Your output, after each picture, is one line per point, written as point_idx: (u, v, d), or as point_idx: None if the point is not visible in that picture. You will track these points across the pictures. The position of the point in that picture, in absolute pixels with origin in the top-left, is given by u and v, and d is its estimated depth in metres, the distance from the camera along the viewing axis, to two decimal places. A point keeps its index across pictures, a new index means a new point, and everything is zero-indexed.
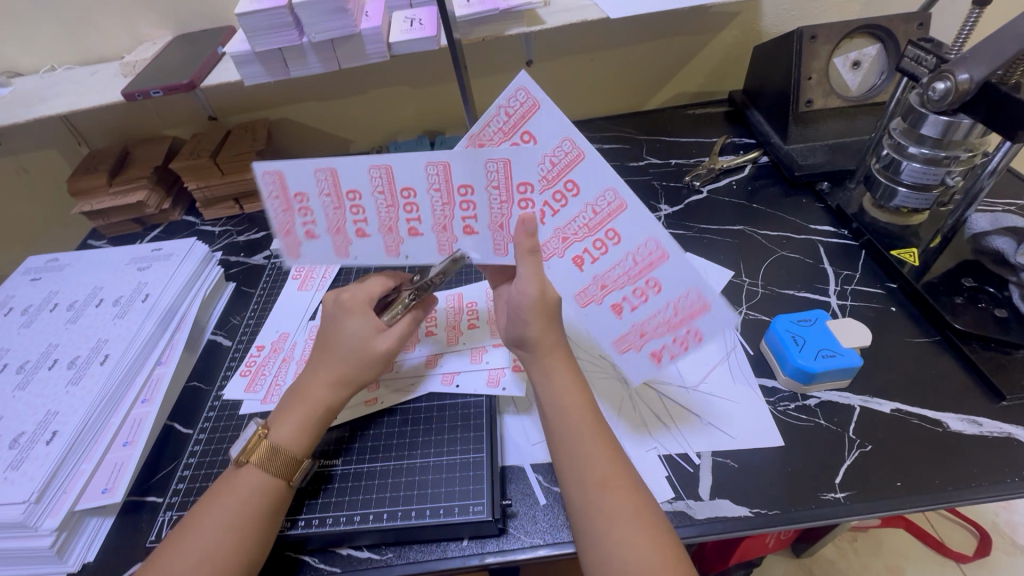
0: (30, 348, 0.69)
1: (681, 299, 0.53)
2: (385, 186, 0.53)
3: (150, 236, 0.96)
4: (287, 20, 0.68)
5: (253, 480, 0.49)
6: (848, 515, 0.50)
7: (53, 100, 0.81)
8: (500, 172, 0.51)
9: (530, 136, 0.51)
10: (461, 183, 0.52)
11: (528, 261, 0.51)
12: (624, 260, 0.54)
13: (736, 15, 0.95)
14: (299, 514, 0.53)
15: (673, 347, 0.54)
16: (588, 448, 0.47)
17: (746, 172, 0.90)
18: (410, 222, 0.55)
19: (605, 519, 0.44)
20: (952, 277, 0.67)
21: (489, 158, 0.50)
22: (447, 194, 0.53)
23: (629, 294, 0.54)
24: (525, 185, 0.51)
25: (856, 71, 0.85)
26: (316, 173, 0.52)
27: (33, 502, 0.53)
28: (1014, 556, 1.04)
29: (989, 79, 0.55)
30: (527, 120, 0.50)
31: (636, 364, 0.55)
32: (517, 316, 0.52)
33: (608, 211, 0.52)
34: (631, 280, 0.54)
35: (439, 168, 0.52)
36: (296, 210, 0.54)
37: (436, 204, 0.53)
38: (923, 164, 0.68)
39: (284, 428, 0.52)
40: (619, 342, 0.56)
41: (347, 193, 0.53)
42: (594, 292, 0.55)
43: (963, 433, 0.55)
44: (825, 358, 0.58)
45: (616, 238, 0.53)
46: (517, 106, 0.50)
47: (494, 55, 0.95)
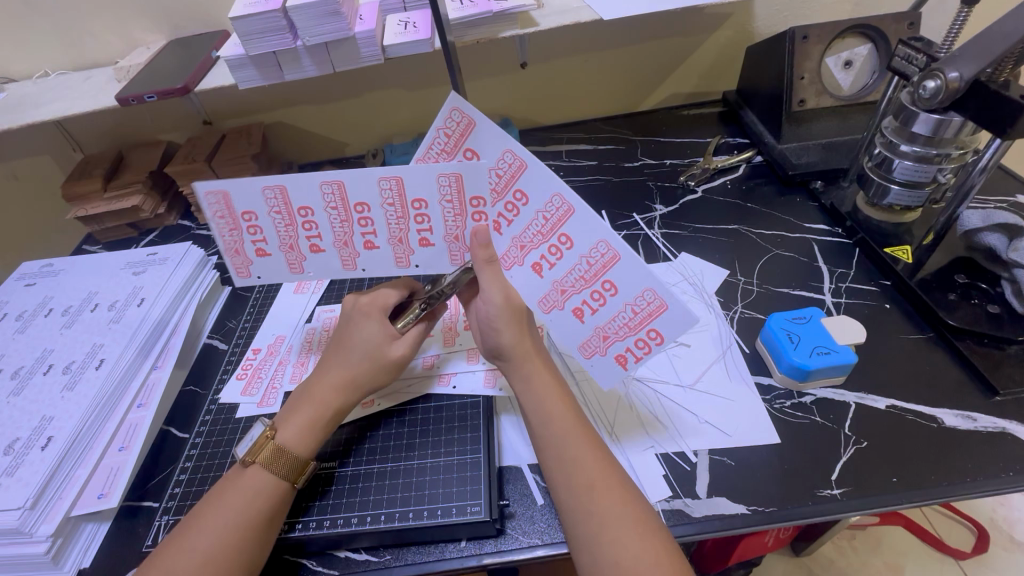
0: (25, 354, 0.69)
1: (637, 300, 0.52)
2: (337, 203, 0.53)
3: (145, 241, 0.96)
4: (281, 24, 0.69)
5: (255, 482, 0.49)
6: (845, 512, 0.51)
7: (48, 105, 0.81)
8: (453, 187, 0.51)
9: (472, 152, 0.52)
10: (415, 198, 0.52)
11: (488, 271, 0.52)
12: (579, 263, 0.52)
13: (728, 16, 0.96)
14: (303, 516, 0.52)
15: (636, 349, 0.54)
16: (577, 451, 0.47)
17: (740, 172, 0.90)
18: (365, 236, 0.55)
19: (596, 521, 0.44)
20: (945, 274, 0.67)
21: (440, 174, 0.50)
22: (401, 208, 0.53)
23: (588, 297, 0.53)
24: (478, 201, 0.52)
25: (847, 70, 0.86)
26: (264, 190, 0.52)
27: (28, 508, 0.53)
28: (1012, 552, 1.04)
29: (978, 78, 0.56)
30: (466, 138, 0.51)
31: (604, 370, 0.56)
32: (488, 325, 0.52)
33: (558, 216, 0.51)
34: (588, 284, 0.53)
35: (392, 183, 0.51)
36: (244, 228, 0.55)
37: (390, 218, 0.54)
38: (914, 162, 0.68)
39: (291, 428, 0.52)
40: (585, 346, 0.56)
41: (299, 210, 0.53)
42: (556, 297, 0.54)
43: (958, 428, 0.55)
44: (821, 355, 0.58)
45: (569, 243, 0.52)
46: (456, 125, 0.51)
47: (488, 58, 0.96)
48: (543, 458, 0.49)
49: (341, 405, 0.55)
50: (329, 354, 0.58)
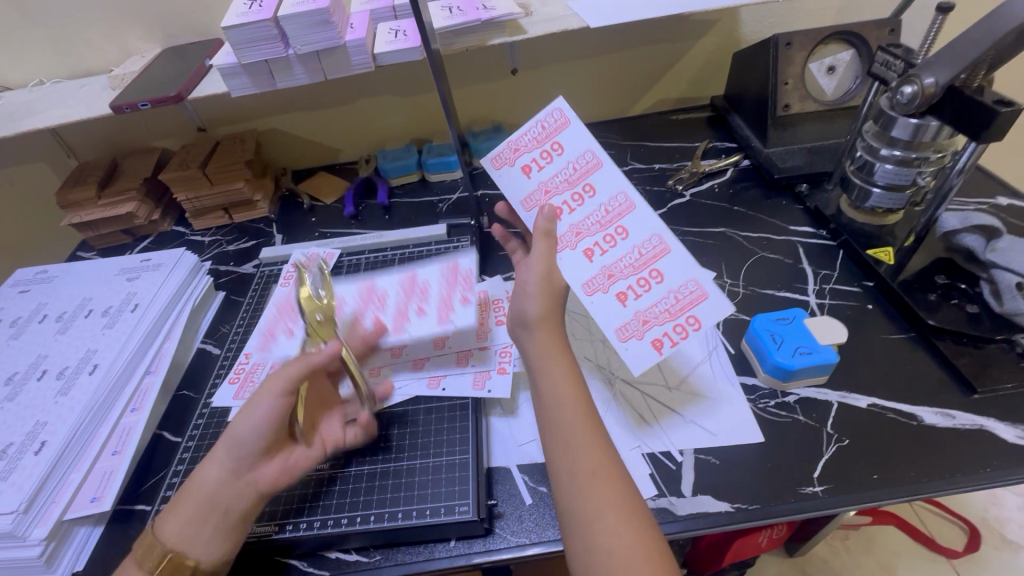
0: (19, 360, 0.69)
1: (681, 288, 0.55)
2: (548, 127, 0.61)
3: (140, 247, 0.97)
4: (273, 33, 0.70)
5: (212, 499, 0.47)
6: (827, 508, 0.52)
7: (42, 114, 0.81)
8: (585, 164, 0.59)
9: (558, 145, 0.60)
10: (485, 178, 0.59)
11: (544, 242, 0.55)
12: (631, 253, 0.57)
13: (715, 23, 0.98)
14: (286, 518, 0.53)
15: (673, 335, 0.54)
16: (582, 440, 0.48)
17: (728, 176, 0.92)
18: None
19: (594, 509, 0.44)
20: (926, 275, 0.68)
21: (591, 149, 0.59)
22: (575, 176, 0.59)
23: (633, 284, 0.56)
24: (591, 187, 0.58)
25: (831, 76, 0.88)
26: None
27: (21, 511, 0.54)
28: (1001, 550, 1.05)
29: (954, 83, 0.57)
30: (558, 133, 0.60)
31: (639, 356, 0.54)
32: (522, 292, 0.54)
33: (619, 211, 0.58)
34: (637, 270, 0.56)
35: (589, 158, 0.59)
36: None
37: (563, 175, 0.60)
38: (895, 165, 0.70)
39: (226, 451, 0.49)
40: (621, 331, 0.55)
41: None
42: (601, 281, 0.56)
43: (937, 425, 0.56)
44: (803, 355, 0.60)
45: (624, 234, 0.57)
46: (551, 122, 0.61)
47: (479, 66, 0.97)
48: (549, 445, 0.49)
49: None
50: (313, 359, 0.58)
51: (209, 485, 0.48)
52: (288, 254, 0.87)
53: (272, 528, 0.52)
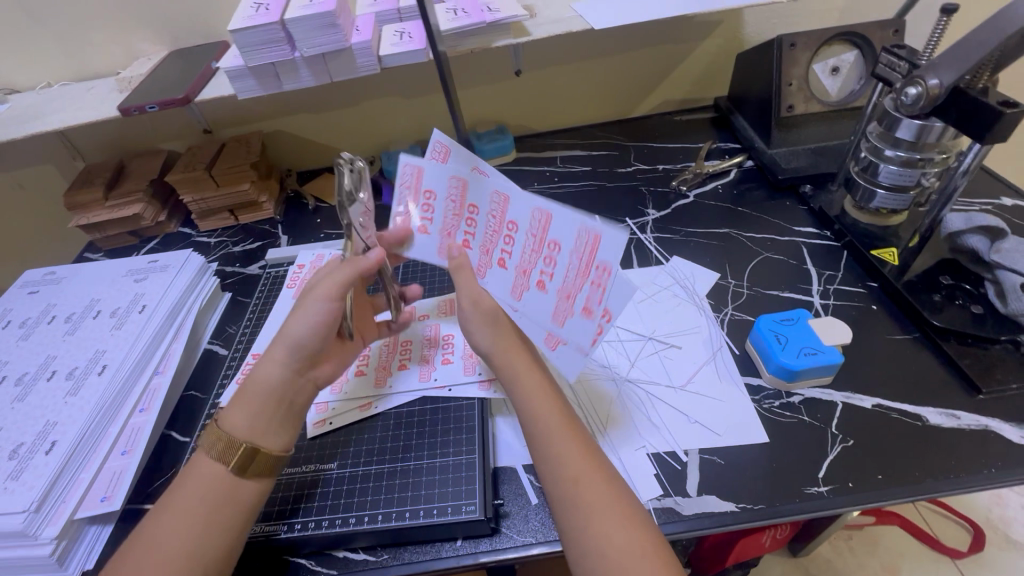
0: (29, 360, 0.70)
1: (577, 244, 0.52)
2: (410, 183, 0.55)
3: (146, 248, 0.97)
4: (279, 35, 0.70)
5: (207, 472, 0.49)
6: (832, 508, 0.52)
7: (51, 116, 0.82)
8: (458, 191, 0.55)
9: (429, 191, 0.55)
10: (427, 188, 0.55)
11: (460, 275, 0.54)
12: (528, 241, 0.55)
13: (718, 24, 0.98)
14: (294, 517, 0.54)
15: (597, 292, 0.53)
16: (561, 449, 0.48)
17: (731, 177, 0.92)
18: (421, 219, 0.56)
19: (585, 514, 0.45)
20: (930, 275, 0.68)
21: (452, 175, 0.54)
22: (459, 207, 0.55)
23: (541, 266, 0.55)
24: (474, 208, 0.55)
25: (835, 76, 0.88)
26: (405, 165, 0.55)
27: (33, 511, 0.54)
28: (1006, 551, 1.05)
29: (958, 84, 0.57)
30: (422, 179, 0.55)
31: (577, 330, 0.54)
32: (465, 327, 0.54)
33: (500, 211, 0.55)
34: (538, 254, 0.54)
35: (458, 183, 0.54)
36: (420, 203, 0.56)
37: (449, 213, 0.56)
38: (899, 166, 0.70)
39: (237, 415, 0.51)
40: (556, 316, 0.55)
41: (424, 192, 0.55)
42: (521, 280, 0.56)
43: (942, 426, 0.56)
44: (808, 356, 0.60)
45: (514, 228, 0.55)
46: (434, 153, 0.56)
47: (483, 67, 0.98)
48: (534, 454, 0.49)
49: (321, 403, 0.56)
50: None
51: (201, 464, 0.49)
52: (294, 256, 0.87)
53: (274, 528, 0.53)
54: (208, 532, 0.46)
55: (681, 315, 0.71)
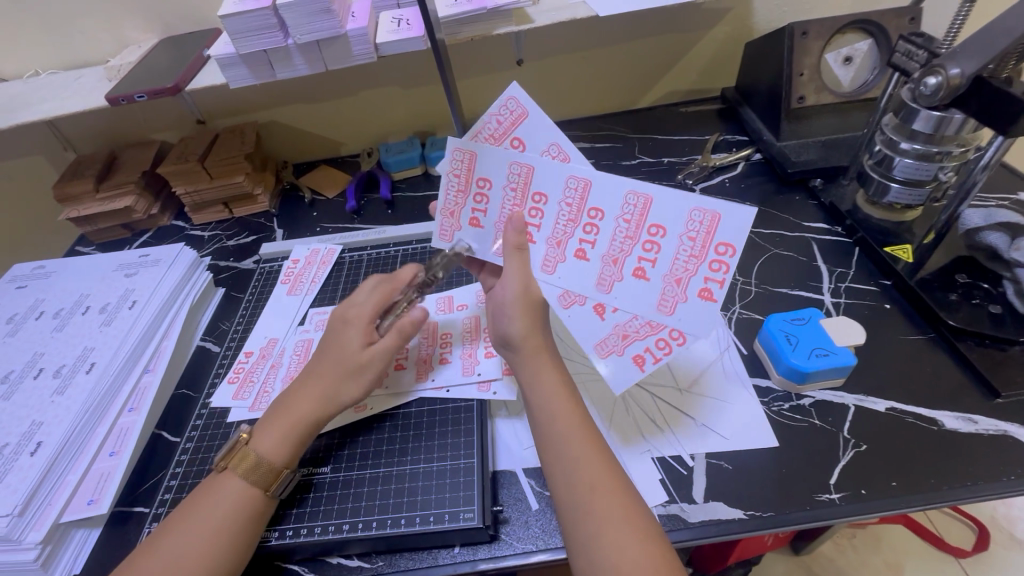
0: (16, 357, 0.68)
1: (689, 226, 0.51)
2: (462, 172, 0.56)
3: (139, 242, 0.95)
4: (272, 22, 0.68)
5: (228, 486, 0.49)
6: (843, 517, 0.50)
7: (37, 105, 0.80)
8: (522, 177, 0.54)
9: (518, 142, 0.56)
10: (480, 176, 0.56)
11: (516, 257, 0.53)
12: (621, 227, 0.53)
13: (726, 12, 0.95)
14: (280, 524, 0.52)
15: (714, 275, 0.50)
16: (578, 451, 0.46)
17: (739, 170, 0.89)
18: (475, 211, 0.58)
19: (595, 521, 0.43)
20: (945, 273, 0.66)
21: (514, 161, 0.54)
22: (521, 194, 0.55)
23: (641, 254, 0.52)
24: (541, 196, 0.54)
25: (847, 67, 0.85)
26: (454, 152, 0.55)
27: (16, 514, 0.53)
28: (1012, 551, 1.03)
29: (981, 74, 0.54)
30: (515, 127, 0.56)
31: (692, 317, 0.51)
32: (502, 312, 0.53)
33: (580, 196, 0.53)
34: (634, 240, 0.52)
35: (522, 170, 0.54)
36: (472, 194, 0.57)
37: (508, 202, 0.56)
38: (915, 160, 0.68)
39: (265, 436, 0.52)
40: (662, 304, 0.52)
41: (477, 180, 0.56)
42: (610, 271, 0.53)
43: (958, 431, 0.54)
44: (819, 357, 0.58)
45: (599, 215, 0.53)
46: (508, 114, 0.55)
47: (483, 56, 0.95)
48: (545, 458, 0.48)
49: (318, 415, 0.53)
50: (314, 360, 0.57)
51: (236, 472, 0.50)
52: (288, 250, 0.85)
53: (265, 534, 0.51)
54: (220, 547, 0.46)
55: None
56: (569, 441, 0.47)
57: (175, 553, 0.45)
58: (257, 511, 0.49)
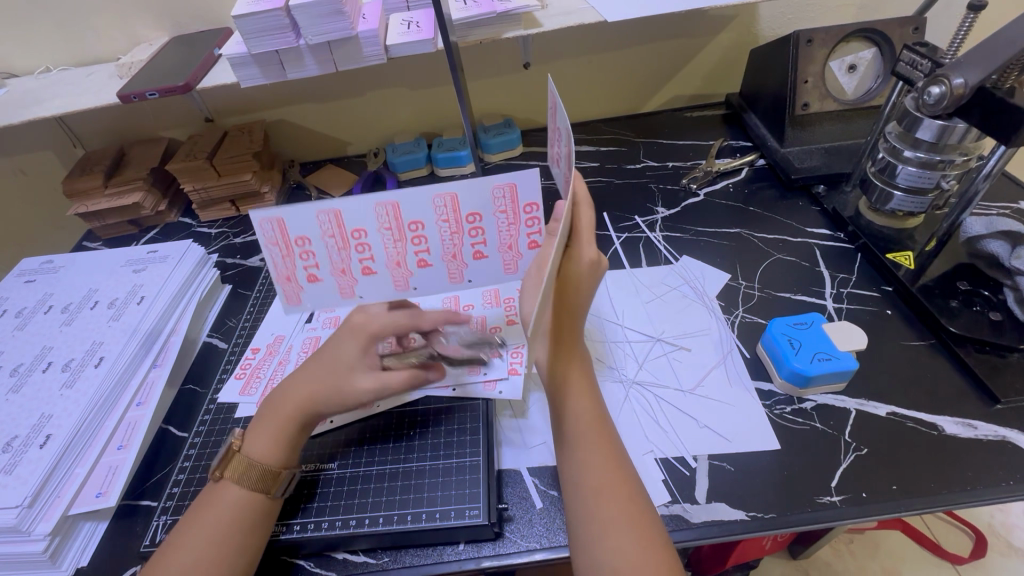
0: (24, 351, 0.69)
1: (380, 220, 0.56)
2: (279, 238, 0.56)
3: (146, 237, 0.96)
4: (283, 22, 0.68)
5: (232, 498, 0.49)
6: (844, 519, 0.50)
7: (48, 101, 0.80)
8: (389, 215, 0.56)
9: (359, 231, 0.56)
10: (298, 236, 0.56)
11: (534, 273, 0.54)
12: (386, 237, 0.57)
13: (731, 19, 0.96)
14: (295, 518, 0.52)
15: (420, 248, 0.58)
16: (586, 456, 0.47)
17: (743, 175, 0.90)
18: (308, 269, 0.58)
19: (596, 528, 0.44)
20: (947, 280, 0.67)
21: (262, 218, 0.54)
22: (399, 232, 0.57)
23: (415, 250, 0.58)
24: (359, 231, 0.56)
25: (851, 75, 0.86)
26: (319, 216, 0.55)
27: (26, 506, 0.53)
28: (1010, 558, 1.04)
29: (984, 84, 0.55)
30: (344, 225, 0.56)
31: (478, 273, 0.62)
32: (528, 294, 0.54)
33: (394, 216, 0.56)
34: (404, 241, 0.58)
35: (333, 215, 0.55)
36: (297, 254, 0.57)
37: (390, 244, 0.58)
38: (917, 168, 0.68)
39: (257, 441, 0.51)
40: (506, 267, 0.62)
41: (353, 232, 0.57)
42: (453, 265, 0.61)
43: (957, 436, 0.55)
44: (821, 361, 0.58)
45: (364, 235, 0.57)
46: (329, 224, 0.56)
47: (490, 60, 0.96)
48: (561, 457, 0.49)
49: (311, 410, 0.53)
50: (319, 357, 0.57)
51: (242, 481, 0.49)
52: None
53: (278, 528, 0.52)
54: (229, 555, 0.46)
55: (690, 315, 0.70)
56: (592, 438, 0.48)
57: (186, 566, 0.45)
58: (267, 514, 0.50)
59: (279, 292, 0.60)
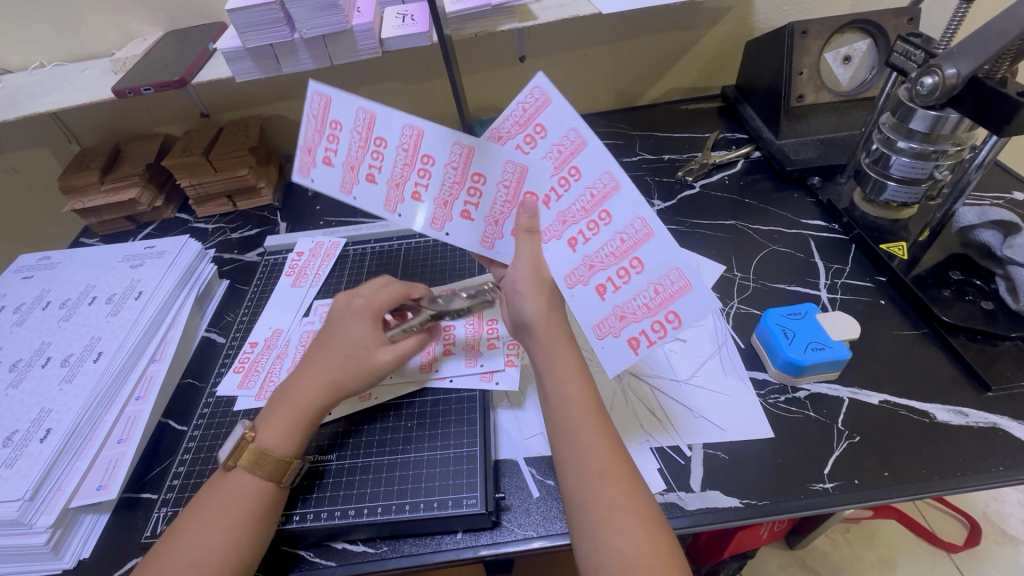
0: (23, 346, 0.69)
1: (403, 139, 0.53)
2: (316, 112, 0.54)
3: (143, 233, 0.95)
4: (278, 16, 0.68)
5: (242, 483, 0.50)
6: (836, 506, 0.51)
7: (44, 97, 0.80)
8: (462, 157, 0.54)
9: (479, 175, 0.53)
10: (382, 134, 0.53)
11: (526, 240, 0.52)
12: (449, 172, 0.54)
13: (726, 11, 0.96)
14: (295, 509, 0.53)
15: (472, 199, 0.55)
16: (585, 437, 0.48)
17: (738, 167, 0.90)
18: (325, 151, 0.55)
19: (603, 510, 0.44)
20: (940, 270, 0.67)
21: (312, 85, 0.53)
22: (411, 157, 0.54)
23: (467, 197, 0.55)
24: (384, 141, 0.54)
25: (846, 66, 0.86)
26: (358, 108, 0.53)
27: (27, 499, 0.54)
28: (1003, 546, 1.05)
29: (976, 74, 0.56)
30: (470, 165, 0.53)
31: (554, 255, 0.53)
32: (514, 293, 0.52)
33: (415, 143, 0.54)
34: (461, 185, 0.55)
35: (368, 114, 0.53)
36: (324, 133, 0.54)
37: (400, 162, 0.54)
38: (911, 158, 0.69)
39: (270, 431, 0.52)
40: (569, 276, 0.54)
41: (377, 138, 0.54)
42: (556, 228, 0.53)
43: (949, 423, 0.56)
44: (815, 350, 0.59)
45: (480, 179, 0.54)
46: (458, 159, 0.54)
47: (487, 53, 0.96)
48: (555, 442, 0.49)
49: (319, 404, 0.55)
50: (316, 348, 0.58)
51: (256, 470, 0.50)
52: (292, 243, 0.86)
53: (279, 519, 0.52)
54: (238, 541, 0.47)
55: None
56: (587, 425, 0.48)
57: (198, 552, 0.46)
58: (276, 500, 0.51)
59: (293, 159, 0.56)
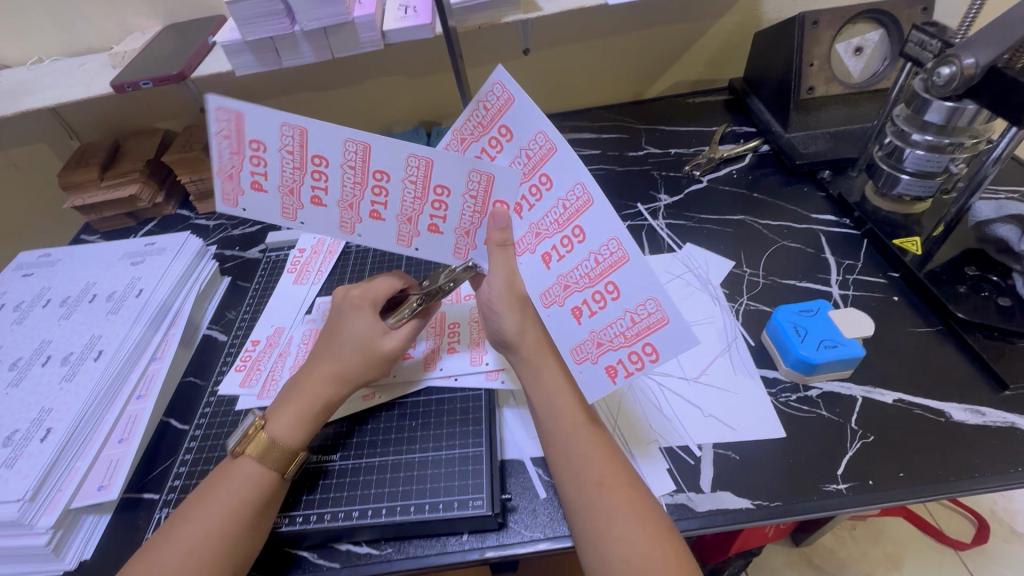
0: (23, 345, 0.68)
1: (347, 155, 0.50)
2: (231, 132, 0.49)
3: (144, 230, 0.94)
4: (277, 8, 0.67)
5: (246, 474, 0.49)
6: (849, 507, 0.50)
7: (42, 92, 0.79)
8: (421, 169, 0.51)
9: (441, 189, 0.52)
10: (315, 153, 0.50)
11: (499, 255, 0.52)
12: (408, 187, 0.52)
13: (734, 2, 0.94)
14: (297, 509, 0.52)
15: (438, 213, 0.53)
16: (583, 446, 0.47)
17: (746, 161, 0.89)
18: (253, 175, 0.51)
19: (606, 518, 0.43)
20: (954, 266, 0.66)
21: (217, 106, 0.48)
22: (361, 173, 0.51)
23: (432, 211, 0.53)
24: (321, 160, 0.50)
25: (858, 57, 0.84)
26: (282, 127, 0.49)
27: (27, 500, 0.53)
28: (1012, 543, 1.04)
29: (996, 63, 0.53)
30: (429, 178, 0.51)
31: (529, 268, 0.52)
32: (490, 309, 0.53)
33: (362, 158, 0.51)
34: (423, 200, 0.52)
35: (295, 132, 0.49)
36: (247, 156, 0.50)
37: (347, 181, 0.52)
38: (926, 151, 0.67)
39: (280, 421, 0.52)
40: (545, 294, 0.52)
41: (313, 158, 0.50)
42: (529, 240, 0.52)
43: (965, 422, 0.55)
44: (827, 349, 0.58)
45: (445, 193, 0.52)
46: (416, 172, 0.51)
47: (490, 45, 0.94)
48: (552, 450, 0.48)
49: (329, 399, 0.54)
50: (318, 348, 0.57)
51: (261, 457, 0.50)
52: (295, 240, 0.85)
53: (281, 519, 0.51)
54: (238, 537, 0.46)
55: (695, 304, 0.69)
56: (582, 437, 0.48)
57: (196, 538, 0.45)
58: (277, 495, 0.50)
59: (215, 186, 0.52)
